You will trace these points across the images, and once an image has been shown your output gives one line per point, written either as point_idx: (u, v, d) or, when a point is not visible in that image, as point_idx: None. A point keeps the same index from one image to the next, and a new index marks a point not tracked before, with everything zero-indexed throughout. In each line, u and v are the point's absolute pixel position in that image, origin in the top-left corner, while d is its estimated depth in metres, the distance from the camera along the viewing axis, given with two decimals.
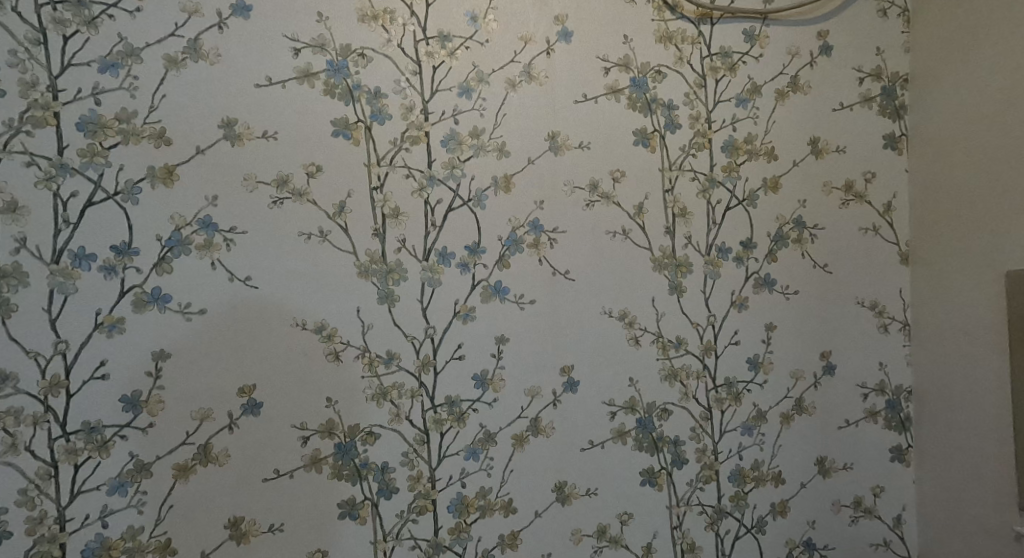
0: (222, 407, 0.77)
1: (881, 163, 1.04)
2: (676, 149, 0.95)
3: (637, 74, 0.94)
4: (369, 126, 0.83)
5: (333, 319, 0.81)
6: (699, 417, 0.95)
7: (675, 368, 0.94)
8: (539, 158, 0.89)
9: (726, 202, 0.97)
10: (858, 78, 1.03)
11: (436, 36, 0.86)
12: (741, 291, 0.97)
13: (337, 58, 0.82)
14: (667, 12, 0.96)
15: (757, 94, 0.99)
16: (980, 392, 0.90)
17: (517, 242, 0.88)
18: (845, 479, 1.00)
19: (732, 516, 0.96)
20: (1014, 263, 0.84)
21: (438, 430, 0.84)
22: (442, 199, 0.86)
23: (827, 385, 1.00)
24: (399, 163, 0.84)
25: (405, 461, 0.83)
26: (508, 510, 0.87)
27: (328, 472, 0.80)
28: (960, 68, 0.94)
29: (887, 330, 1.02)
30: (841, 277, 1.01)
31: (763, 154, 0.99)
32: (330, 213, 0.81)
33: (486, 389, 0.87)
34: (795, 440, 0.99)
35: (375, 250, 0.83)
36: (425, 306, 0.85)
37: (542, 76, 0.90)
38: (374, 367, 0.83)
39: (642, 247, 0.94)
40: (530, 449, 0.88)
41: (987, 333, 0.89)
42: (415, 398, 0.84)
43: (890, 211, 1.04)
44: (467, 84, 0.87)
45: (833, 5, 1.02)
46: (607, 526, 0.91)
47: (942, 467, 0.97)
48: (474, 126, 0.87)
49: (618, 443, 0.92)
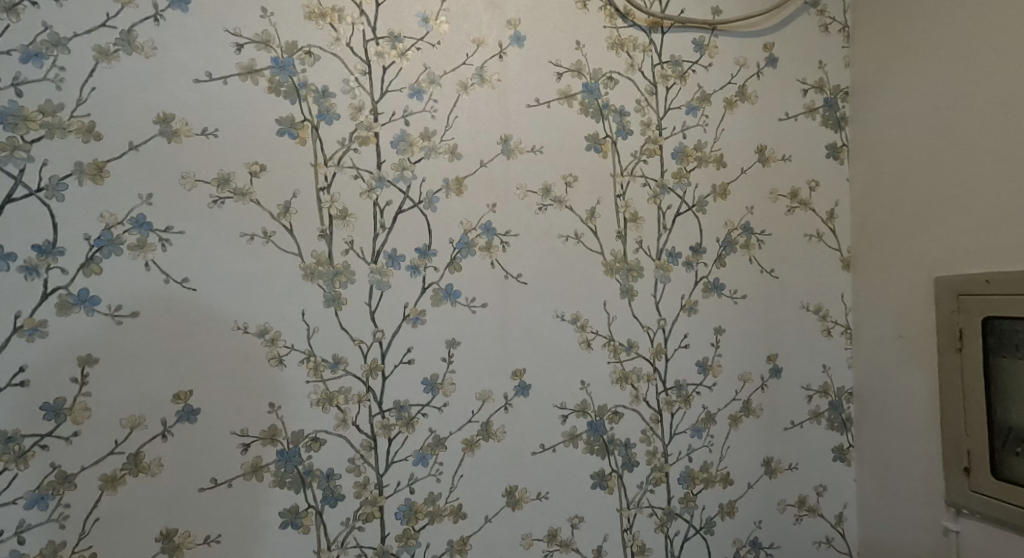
0: (155, 414, 0.73)
1: (824, 172, 1.07)
2: (628, 155, 0.97)
3: (590, 79, 0.95)
4: (315, 125, 0.82)
5: (277, 322, 0.79)
6: (650, 419, 0.96)
7: (626, 371, 0.95)
8: (491, 161, 0.89)
9: (676, 208, 0.99)
10: (802, 90, 1.06)
11: (387, 36, 0.85)
12: (690, 295, 0.99)
13: (282, 55, 0.80)
14: (619, 20, 0.97)
15: (706, 102, 1.01)
16: (913, 392, 0.94)
17: (469, 245, 0.88)
18: (789, 479, 1.03)
19: (681, 518, 0.98)
20: (942, 270, 0.88)
21: (386, 436, 0.83)
22: (392, 201, 0.85)
23: (773, 387, 1.03)
24: (347, 163, 0.83)
25: (351, 467, 0.82)
26: (457, 516, 0.86)
27: (270, 480, 0.78)
28: (897, 80, 0.98)
29: (830, 333, 1.06)
30: (786, 282, 1.04)
31: (712, 161, 1.01)
32: (275, 213, 0.79)
33: (436, 393, 0.86)
34: (743, 441, 1.01)
35: (322, 252, 0.81)
36: (374, 309, 0.83)
37: (494, 79, 0.90)
38: (319, 372, 0.81)
39: (594, 251, 0.94)
40: (480, 453, 0.87)
41: (919, 336, 0.92)
42: (362, 402, 0.82)
43: (832, 218, 1.07)
44: (417, 85, 0.86)
45: (778, 18, 1.05)
46: (558, 529, 0.91)
47: (881, 466, 1.00)
48: (425, 127, 0.86)
49: (570, 447, 0.92)
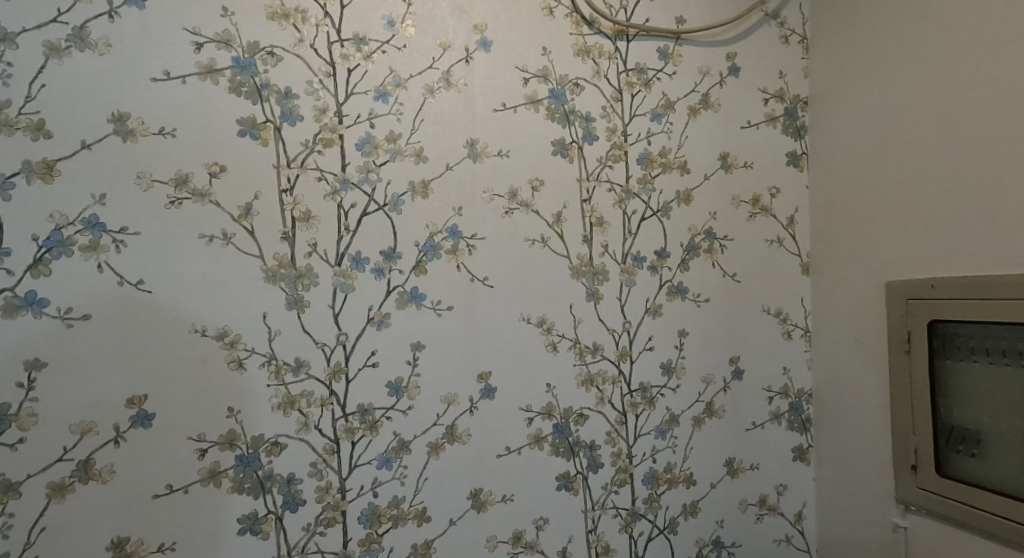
0: (108, 420, 0.72)
1: (785, 179, 1.10)
2: (594, 160, 0.98)
3: (556, 85, 0.96)
4: (278, 126, 0.81)
5: (236, 325, 0.78)
6: (615, 422, 0.98)
7: (591, 374, 0.96)
8: (457, 165, 0.90)
9: (641, 213, 1.01)
10: (763, 99, 1.09)
11: (352, 39, 0.85)
12: (655, 298, 1.01)
13: (244, 55, 0.79)
14: (585, 27, 0.99)
15: (670, 110, 1.03)
16: (865, 392, 0.97)
17: (435, 248, 0.88)
18: (750, 478, 1.06)
19: (645, 518, 0.99)
20: (893, 275, 0.92)
21: (349, 440, 0.83)
22: (356, 203, 0.84)
23: (735, 389, 1.05)
24: (310, 165, 0.82)
25: (313, 471, 0.81)
26: (422, 520, 0.86)
27: (228, 486, 0.77)
28: (852, 90, 1.02)
29: (790, 336, 1.09)
30: (748, 286, 1.07)
31: (676, 167, 1.03)
32: (235, 215, 0.78)
33: (401, 396, 0.85)
34: (706, 442, 1.03)
35: (284, 254, 0.81)
36: (338, 312, 0.83)
37: (460, 83, 0.90)
38: (281, 376, 0.80)
39: (560, 255, 0.95)
40: (445, 456, 0.87)
41: (872, 338, 0.96)
42: (324, 406, 0.82)
43: (792, 224, 1.10)
44: (383, 88, 0.86)
45: (740, 29, 1.08)
46: (523, 531, 0.91)
47: (837, 465, 1.03)
48: (390, 130, 0.86)
49: (535, 449, 0.92)
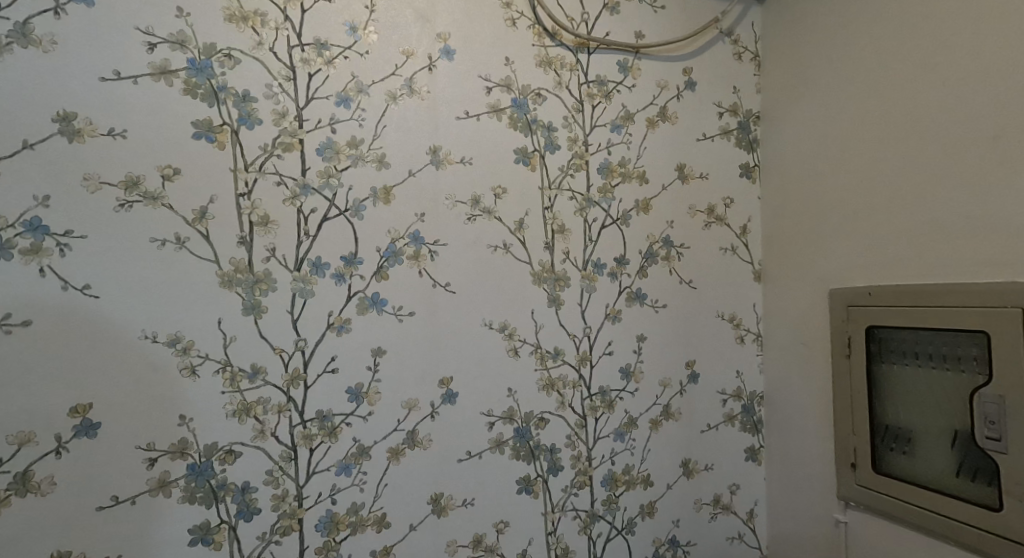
0: (49, 430, 0.70)
1: (739, 189, 1.14)
2: (555, 169, 1.00)
3: (519, 95, 0.98)
4: (235, 129, 0.80)
5: (189, 331, 0.76)
6: (575, 425, 1.00)
7: (552, 378, 0.98)
8: (420, 171, 0.90)
9: (601, 221, 1.03)
10: (717, 113, 1.13)
11: (312, 44, 0.84)
12: (614, 304, 1.03)
13: (199, 57, 0.78)
14: (547, 39, 1.01)
15: (630, 121, 1.06)
16: (810, 394, 1.02)
17: (396, 254, 0.88)
18: (705, 478, 1.09)
19: (604, 519, 1.01)
20: (836, 283, 0.96)
21: (307, 446, 0.82)
22: (317, 208, 0.84)
23: (690, 392, 1.08)
24: (269, 170, 0.82)
25: (269, 479, 0.80)
26: (381, 526, 0.85)
27: (179, 496, 0.75)
28: (799, 106, 1.06)
29: (743, 340, 1.13)
30: (703, 292, 1.10)
31: (635, 177, 1.06)
32: (189, 219, 0.77)
33: (361, 402, 0.85)
34: (663, 444, 1.06)
35: (241, 259, 0.80)
36: (296, 318, 0.82)
37: (423, 90, 0.91)
38: (236, 383, 0.79)
39: (522, 261, 0.97)
40: (405, 462, 0.87)
41: (817, 342, 1.00)
42: (282, 413, 0.81)
43: (745, 233, 1.15)
44: (345, 93, 0.86)
45: (696, 44, 1.12)
46: (483, 535, 0.92)
47: (785, 464, 1.08)
48: (352, 136, 0.86)
49: (496, 453, 0.93)
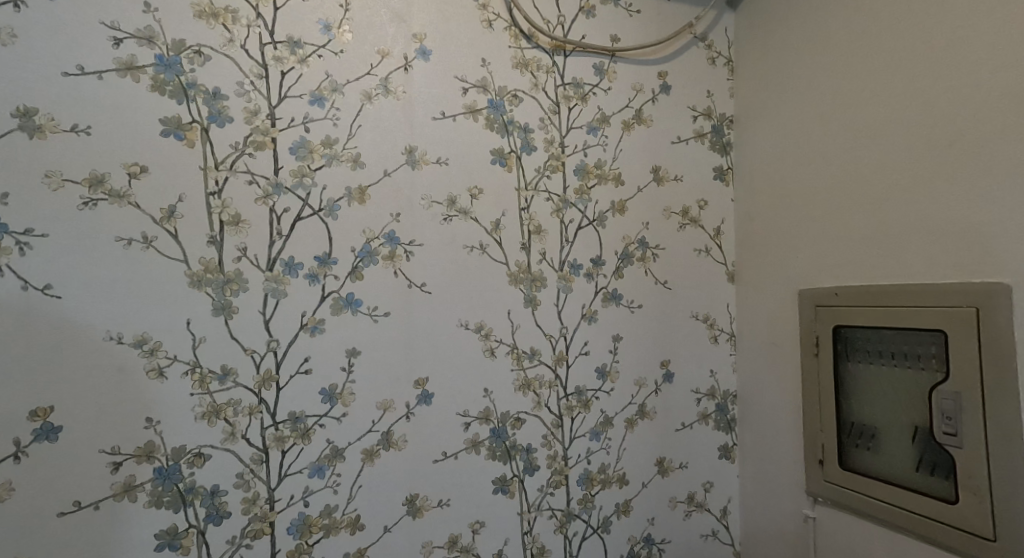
0: (8, 434, 0.68)
1: (713, 192, 1.16)
2: (532, 170, 1.01)
3: (495, 96, 0.98)
4: (205, 127, 0.79)
5: (156, 332, 0.75)
6: (550, 425, 1.00)
7: (528, 378, 0.98)
8: (395, 171, 0.90)
9: (578, 222, 1.04)
10: (692, 116, 1.15)
11: (285, 41, 0.84)
12: (590, 305, 1.04)
13: (168, 53, 0.77)
14: (523, 41, 1.01)
15: (605, 123, 1.07)
16: (781, 392, 1.04)
17: (371, 254, 0.88)
18: (679, 477, 1.10)
19: (580, 519, 1.02)
20: (805, 284, 0.98)
21: (279, 448, 0.81)
22: (289, 207, 0.83)
23: (665, 391, 1.10)
24: (240, 168, 0.81)
25: (239, 482, 0.79)
26: (355, 528, 0.85)
27: (145, 500, 0.74)
28: (770, 111, 1.08)
29: (717, 340, 1.15)
30: (678, 293, 1.12)
31: (611, 179, 1.07)
32: (157, 218, 0.76)
33: (335, 404, 0.84)
34: (638, 442, 1.07)
35: (211, 258, 0.79)
36: (268, 319, 0.81)
37: (399, 90, 0.91)
38: (205, 385, 0.78)
39: (498, 262, 0.97)
40: (380, 463, 0.87)
41: (788, 342, 1.02)
42: (253, 415, 0.80)
43: (719, 235, 1.16)
44: (319, 92, 0.85)
45: (671, 48, 1.14)
46: (458, 536, 0.92)
47: (758, 461, 1.09)
48: (326, 135, 0.86)
49: (472, 453, 0.93)
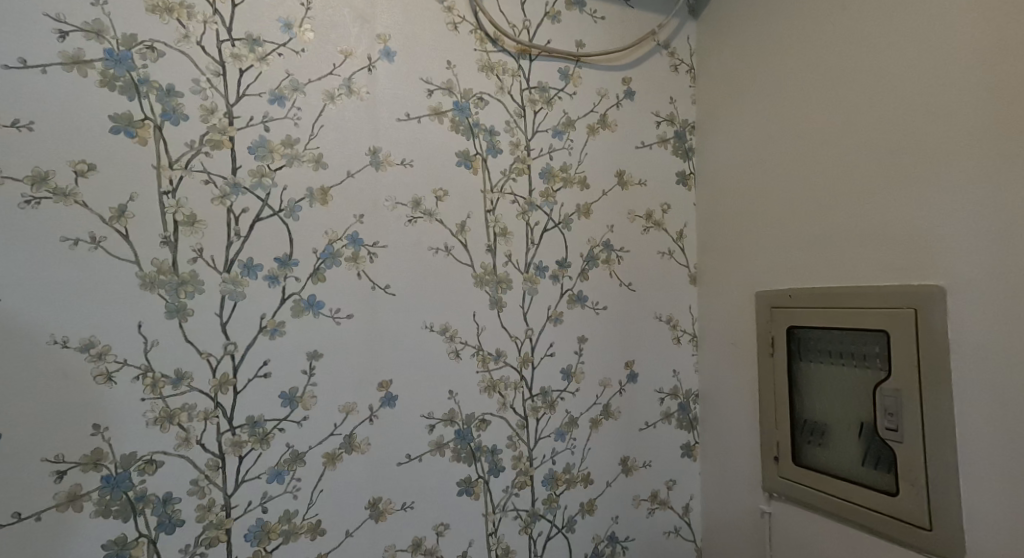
0: None
1: (676, 196, 1.18)
2: (497, 172, 1.01)
3: (460, 98, 0.99)
4: (158, 125, 0.77)
5: (104, 335, 0.73)
6: (516, 426, 1.01)
7: (494, 380, 0.99)
8: (358, 172, 0.89)
9: (543, 224, 1.05)
10: (655, 122, 1.17)
11: (244, 39, 0.82)
12: (556, 306, 1.05)
13: (118, 48, 0.75)
14: (489, 44, 1.02)
15: (571, 127, 1.09)
16: (740, 391, 1.07)
17: (334, 255, 0.87)
18: (643, 475, 1.12)
19: (545, 518, 1.03)
20: (762, 286, 1.01)
21: (236, 454, 0.79)
22: (248, 208, 0.82)
23: (629, 391, 1.11)
24: (196, 167, 0.79)
25: (193, 489, 0.77)
26: (315, 533, 0.84)
27: (92, 509, 0.72)
28: (730, 118, 1.11)
29: (679, 341, 1.17)
30: (642, 295, 1.14)
31: (576, 182, 1.09)
32: (107, 217, 0.74)
33: (295, 407, 0.83)
34: (602, 442, 1.09)
35: (164, 260, 0.77)
36: (225, 322, 0.80)
37: (363, 91, 0.90)
38: (158, 389, 0.76)
39: (464, 263, 0.97)
40: (342, 467, 0.86)
41: (746, 342, 1.05)
42: (208, 420, 0.78)
43: (682, 238, 1.19)
44: (279, 91, 0.84)
45: (635, 55, 1.16)
46: (422, 538, 0.92)
47: (718, 459, 1.12)
48: (287, 135, 0.85)
49: (436, 455, 0.93)
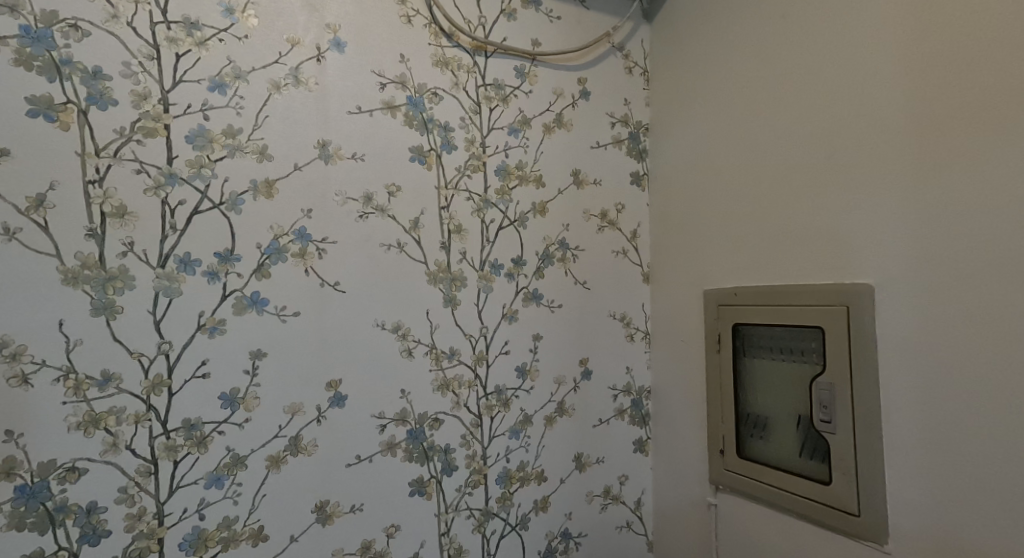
0: None
1: (630, 196, 1.20)
2: (452, 169, 1.00)
3: (414, 93, 0.97)
4: (82, 109, 0.73)
5: (21, 334, 0.68)
6: (469, 425, 1.00)
7: (447, 378, 0.98)
8: (306, 165, 0.86)
9: (499, 222, 1.04)
10: (610, 122, 1.18)
11: (181, 22, 0.78)
12: (511, 304, 1.05)
13: (36, 25, 0.70)
14: (443, 39, 1.00)
15: (527, 126, 1.09)
16: (690, 387, 1.09)
17: (279, 251, 0.84)
18: (596, 471, 1.13)
19: (498, 517, 1.02)
20: (711, 285, 1.04)
21: (170, 459, 0.76)
22: (184, 200, 0.78)
23: (584, 389, 1.12)
24: (126, 156, 0.75)
25: (122, 498, 0.73)
26: (257, 539, 0.81)
27: (5, 522, 0.67)
28: (682, 120, 1.13)
29: (633, 339, 1.18)
30: (597, 293, 1.15)
31: (532, 180, 1.09)
32: (24, 207, 0.69)
33: (236, 409, 0.80)
34: (556, 439, 1.09)
35: (90, 253, 0.72)
36: (159, 320, 0.76)
37: (311, 82, 0.87)
38: (82, 391, 0.71)
39: (417, 260, 0.95)
40: (287, 470, 0.83)
41: (696, 340, 1.07)
42: (139, 424, 0.74)
43: (636, 237, 1.20)
44: (220, 79, 0.81)
45: (592, 55, 1.17)
46: (372, 541, 0.90)
47: (669, 454, 1.14)
48: (228, 125, 0.81)
49: (388, 456, 0.91)
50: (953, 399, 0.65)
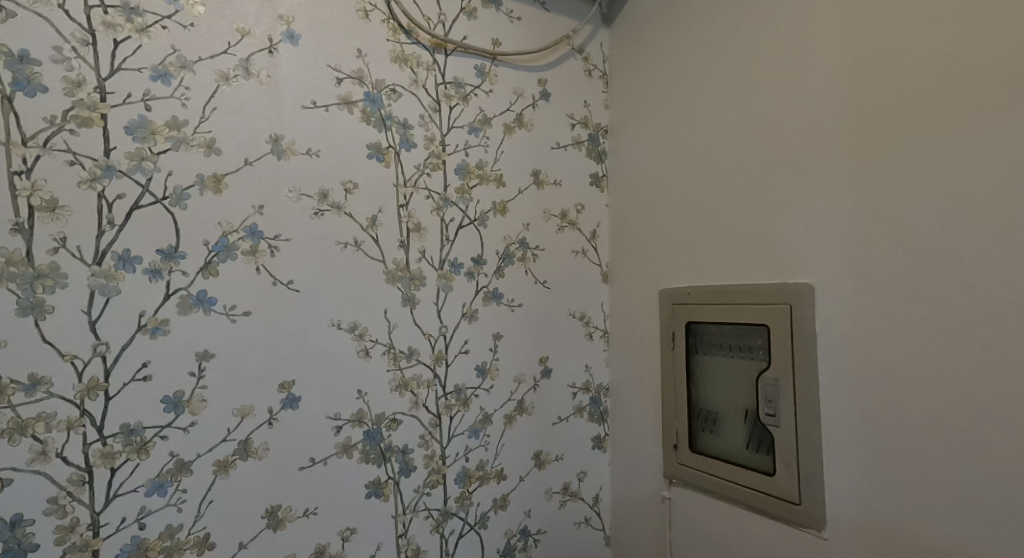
0: None
1: (589, 197, 1.22)
2: (411, 167, 0.99)
3: (372, 89, 0.95)
4: (8, 95, 0.69)
5: None
6: (428, 425, 0.99)
7: (405, 378, 0.97)
8: (258, 160, 0.84)
9: (458, 221, 1.04)
10: (570, 124, 1.20)
11: (119, 7, 0.75)
12: (471, 304, 1.05)
13: None
14: (402, 35, 0.99)
15: (487, 125, 1.09)
16: (646, 384, 1.11)
17: (229, 248, 0.81)
18: (555, 469, 1.14)
19: (457, 516, 1.02)
20: (666, 285, 1.06)
21: (107, 466, 0.72)
22: (124, 194, 0.75)
23: (543, 387, 1.13)
24: (58, 146, 0.71)
25: (52, 509, 0.69)
26: (203, 547, 0.78)
27: None
28: (639, 123, 1.15)
29: (592, 337, 1.20)
30: (556, 293, 1.16)
31: (492, 180, 1.09)
32: None
33: (181, 412, 0.77)
34: (516, 438, 1.10)
35: (16, 249, 0.69)
36: (95, 320, 0.72)
37: (262, 74, 0.85)
38: (6, 397, 0.67)
39: (374, 259, 0.94)
40: (235, 474, 0.80)
41: (652, 338, 1.10)
42: (72, 429, 0.71)
43: (595, 237, 1.22)
44: (164, 68, 0.77)
45: (551, 56, 1.18)
46: (326, 545, 0.88)
47: (626, 450, 1.16)
48: (172, 116, 0.78)
49: (343, 458, 0.90)
50: (886, 392, 0.69)
